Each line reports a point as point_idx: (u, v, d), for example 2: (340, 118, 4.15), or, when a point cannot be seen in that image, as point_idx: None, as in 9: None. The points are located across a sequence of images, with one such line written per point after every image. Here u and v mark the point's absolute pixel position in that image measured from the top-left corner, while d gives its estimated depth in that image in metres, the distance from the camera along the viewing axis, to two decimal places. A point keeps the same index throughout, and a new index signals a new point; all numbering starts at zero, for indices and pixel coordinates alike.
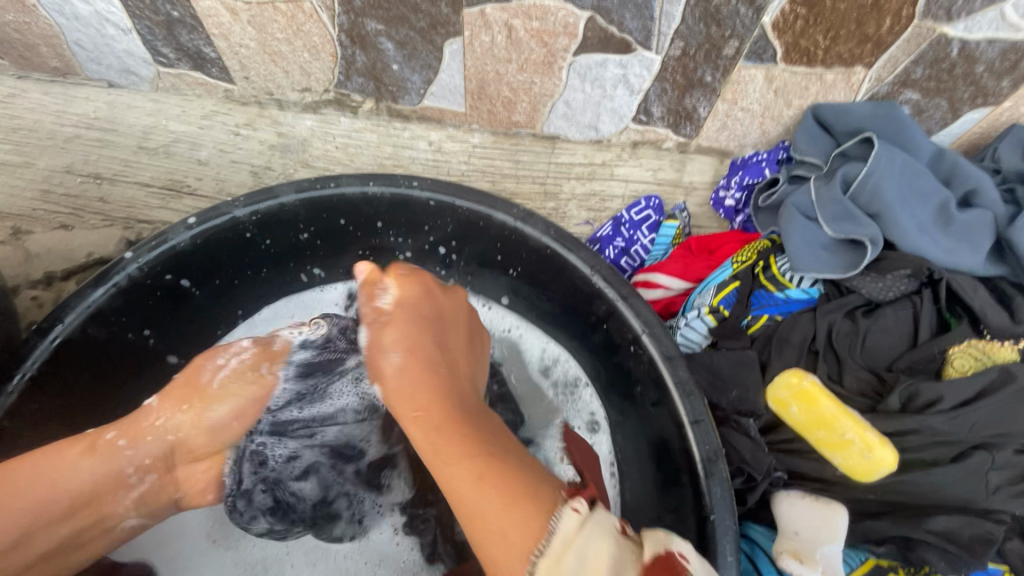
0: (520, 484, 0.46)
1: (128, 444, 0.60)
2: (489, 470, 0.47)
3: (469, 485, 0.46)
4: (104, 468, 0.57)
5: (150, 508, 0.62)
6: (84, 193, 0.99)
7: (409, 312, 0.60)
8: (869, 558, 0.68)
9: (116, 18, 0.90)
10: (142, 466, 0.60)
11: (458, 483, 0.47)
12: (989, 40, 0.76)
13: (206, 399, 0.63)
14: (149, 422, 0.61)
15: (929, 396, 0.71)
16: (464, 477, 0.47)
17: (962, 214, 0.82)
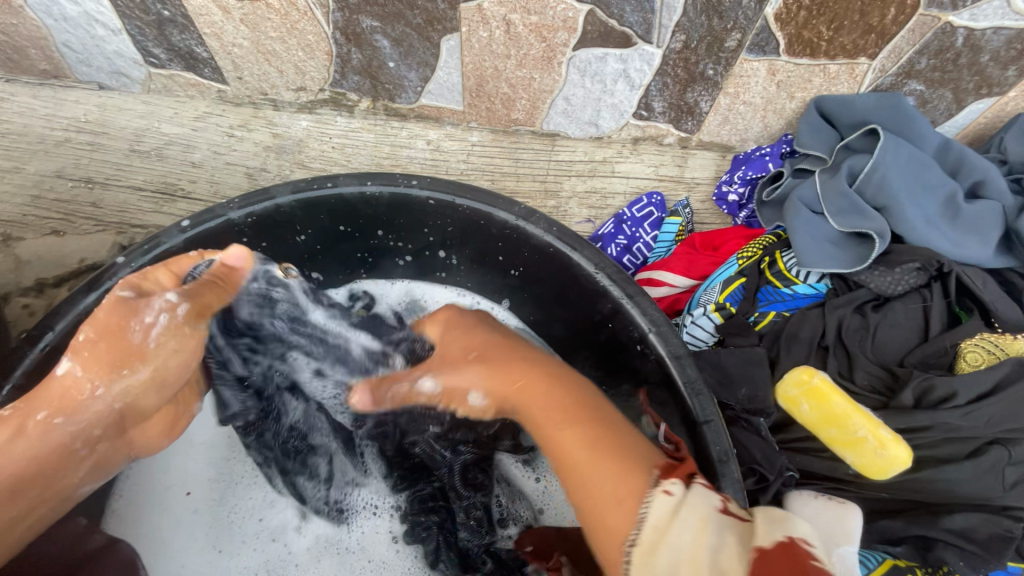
0: (629, 450, 0.48)
1: (56, 416, 0.53)
2: (605, 440, 0.49)
3: (593, 459, 0.47)
4: (42, 446, 0.53)
5: (104, 471, 0.60)
6: (76, 198, 0.97)
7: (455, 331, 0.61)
8: (887, 558, 0.66)
9: (105, 18, 0.88)
10: (90, 438, 0.55)
11: (568, 453, 0.49)
12: (995, 28, 0.75)
13: (143, 360, 0.56)
14: (82, 393, 0.54)
15: (942, 391, 0.69)
16: (569, 446, 0.49)
17: (970, 206, 0.81)
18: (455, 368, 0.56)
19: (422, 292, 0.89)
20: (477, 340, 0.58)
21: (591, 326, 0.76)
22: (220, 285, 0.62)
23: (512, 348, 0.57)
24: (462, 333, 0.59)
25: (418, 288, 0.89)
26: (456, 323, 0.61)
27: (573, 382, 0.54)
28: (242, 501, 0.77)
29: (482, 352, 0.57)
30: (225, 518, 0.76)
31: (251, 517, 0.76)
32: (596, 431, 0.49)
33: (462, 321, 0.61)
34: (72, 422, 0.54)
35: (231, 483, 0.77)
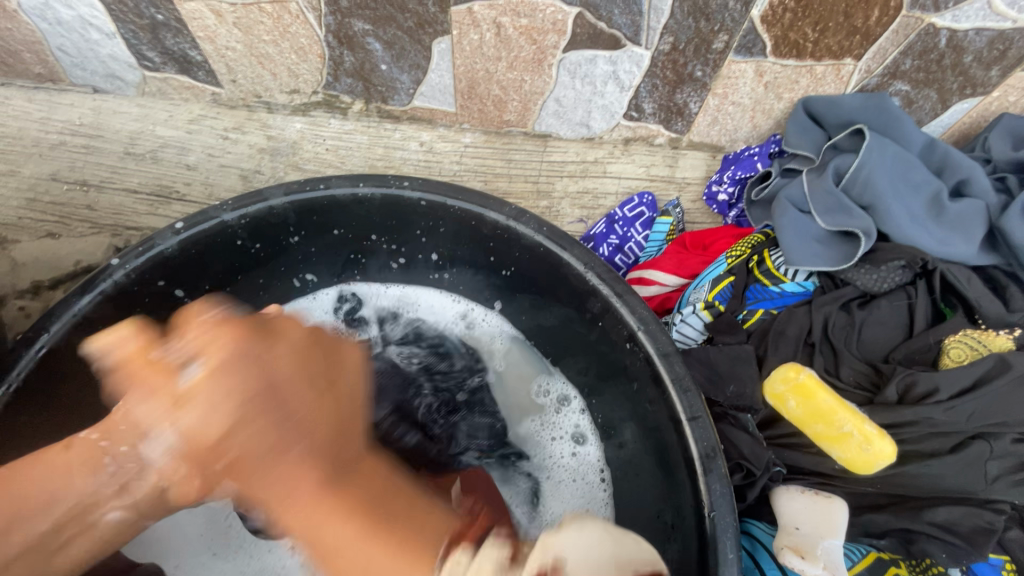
0: (408, 527, 0.42)
1: None
2: (373, 518, 0.42)
3: (353, 543, 0.41)
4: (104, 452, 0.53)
5: (126, 512, 0.56)
6: (71, 201, 0.97)
7: (219, 362, 0.44)
8: (871, 551, 0.66)
9: (99, 23, 0.88)
10: None
11: (327, 533, 0.41)
12: (977, 29, 0.76)
13: None
14: None
15: (925, 387, 0.70)
16: (331, 523, 0.42)
17: (953, 205, 0.82)
18: (206, 442, 0.42)
19: (413, 296, 0.91)
20: (252, 387, 0.44)
21: (582, 325, 0.77)
22: None
23: (288, 377, 0.46)
24: (218, 409, 0.43)
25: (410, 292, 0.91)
26: (228, 381, 0.43)
27: (339, 433, 0.46)
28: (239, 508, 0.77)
29: (250, 440, 0.43)
30: (225, 521, 0.76)
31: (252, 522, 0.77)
32: (360, 509, 0.42)
33: (264, 368, 0.45)
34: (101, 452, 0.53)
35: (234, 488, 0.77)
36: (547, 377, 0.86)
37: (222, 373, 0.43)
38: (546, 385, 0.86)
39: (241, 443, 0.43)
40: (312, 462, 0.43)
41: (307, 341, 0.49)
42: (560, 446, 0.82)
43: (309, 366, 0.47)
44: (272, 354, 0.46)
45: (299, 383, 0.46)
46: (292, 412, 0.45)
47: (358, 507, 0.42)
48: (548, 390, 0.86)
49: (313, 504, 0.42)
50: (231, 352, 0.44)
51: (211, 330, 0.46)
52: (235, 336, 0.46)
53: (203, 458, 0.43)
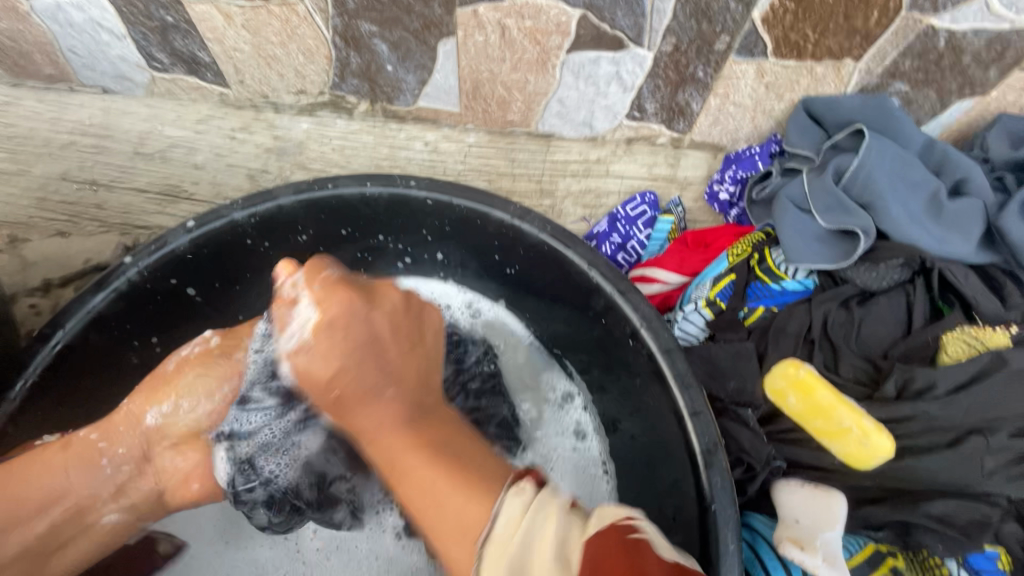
0: (479, 469, 0.49)
1: (100, 437, 0.65)
2: (452, 457, 0.49)
3: (429, 469, 0.48)
4: (79, 470, 0.62)
5: (128, 500, 0.66)
6: (81, 200, 0.99)
7: (342, 307, 0.55)
8: (869, 544, 0.68)
9: (110, 25, 0.90)
10: (118, 457, 0.65)
11: (406, 459, 0.49)
12: (975, 30, 0.77)
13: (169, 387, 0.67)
14: (121, 415, 0.66)
15: (923, 382, 0.72)
16: (410, 453, 0.50)
17: (953, 203, 0.83)
18: (322, 374, 0.53)
19: (420, 294, 0.91)
20: (352, 335, 0.54)
21: (586, 322, 0.78)
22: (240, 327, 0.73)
23: (416, 324, 0.59)
24: (335, 352, 0.53)
25: (415, 289, 0.91)
26: (333, 328, 0.55)
27: (424, 389, 0.56)
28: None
29: (351, 378, 0.53)
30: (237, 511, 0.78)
31: None
32: (441, 451, 0.50)
33: (357, 323, 0.55)
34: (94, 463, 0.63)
35: None
36: (554, 374, 0.87)
37: (330, 325, 0.55)
38: (551, 382, 0.87)
39: (317, 377, 0.53)
40: (401, 408, 0.52)
41: (404, 300, 0.59)
42: (564, 440, 0.84)
43: (400, 330, 0.56)
44: (371, 316, 0.55)
45: (393, 334, 0.56)
46: (387, 361, 0.54)
47: (438, 441, 0.51)
48: (557, 386, 0.87)
49: (398, 441, 0.51)
50: (332, 314, 0.55)
51: (315, 288, 0.58)
52: (342, 293, 0.57)
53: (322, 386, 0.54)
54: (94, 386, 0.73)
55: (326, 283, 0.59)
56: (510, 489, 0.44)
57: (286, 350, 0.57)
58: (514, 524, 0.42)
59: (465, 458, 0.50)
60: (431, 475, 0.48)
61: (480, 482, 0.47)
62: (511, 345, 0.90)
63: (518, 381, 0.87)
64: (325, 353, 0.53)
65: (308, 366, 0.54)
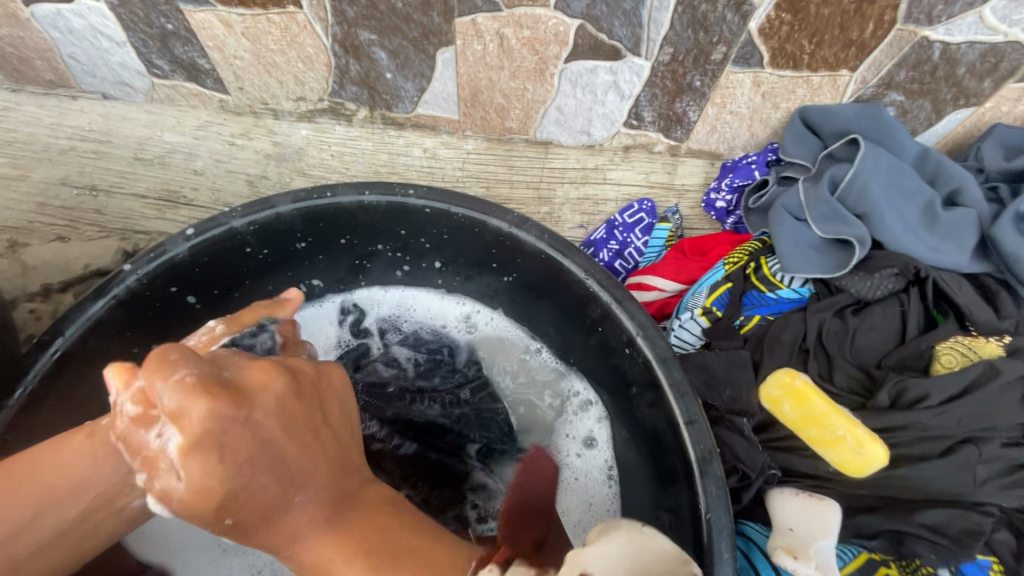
0: (428, 558, 0.47)
1: (126, 427, 0.55)
2: (388, 544, 0.48)
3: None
4: (104, 462, 0.53)
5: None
6: (80, 205, 0.99)
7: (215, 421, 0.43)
8: (862, 553, 0.67)
9: (110, 32, 0.90)
10: None
11: (337, 570, 0.47)
12: (970, 42, 0.78)
13: None
14: None
15: (916, 392, 0.72)
16: (340, 559, 0.47)
17: (947, 214, 0.84)
18: (267, 506, 0.46)
19: (415, 302, 0.93)
20: (255, 443, 0.45)
21: (582, 329, 0.79)
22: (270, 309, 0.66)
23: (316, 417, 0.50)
24: (211, 472, 0.42)
25: (410, 298, 0.93)
26: (215, 441, 0.43)
27: (342, 483, 0.50)
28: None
29: (253, 502, 0.44)
30: None
31: None
32: (371, 549, 0.47)
33: (254, 433, 0.45)
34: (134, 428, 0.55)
35: None
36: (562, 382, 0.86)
37: (205, 439, 0.43)
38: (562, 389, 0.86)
39: (198, 495, 0.43)
40: (320, 504, 0.48)
41: (286, 388, 0.48)
42: (572, 443, 0.82)
43: (294, 421, 0.48)
44: (252, 418, 0.45)
45: (289, 437, 0.47)
46: (303, 481, 0.47)
47: (371, 541, 0.48)
48: (573, 393, 0.85)
49: (321, 527, 0.48)
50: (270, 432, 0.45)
51: (264, 398, 0.46)
52: (207, 395, 0.43)
53: (209, 512, 0.44)
54: (92, 393, 0.73)
55: (189, 381, 0.44)
56: (476, 574, 0.46)
57: (158, 474, 0.44)
58: None
59: (406, 542, 0.48)
60: None
61: (440, 567, 0.47)
62: (518, 356, 0.88)
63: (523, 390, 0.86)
64: (208, 473, 0.43)
65: (181, 494, 0.43)
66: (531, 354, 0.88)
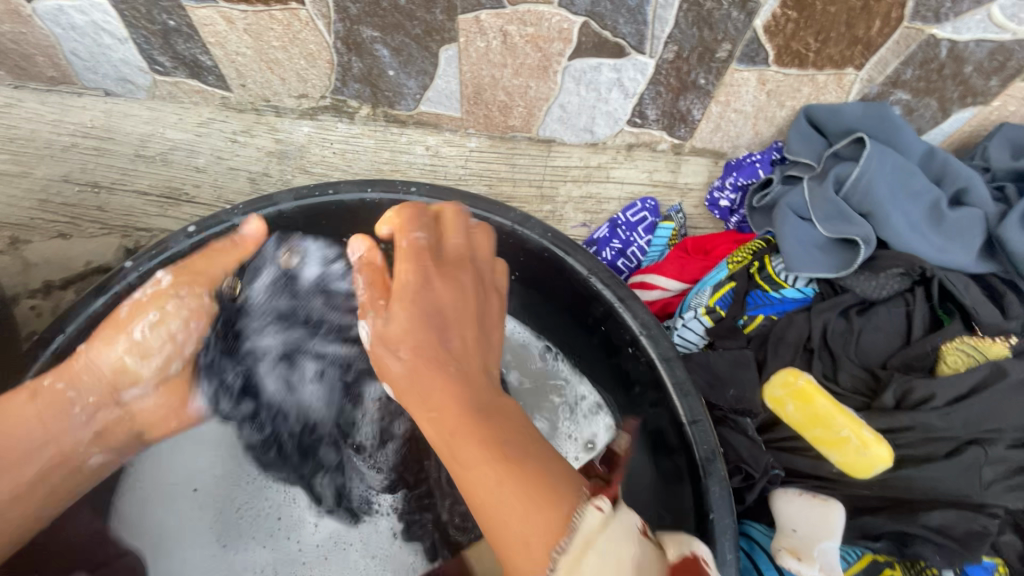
0: (543, 476, 0.48)
1: (66, 385, 0.62)
2: (507, 449, 0.50)
3: (483, 461, 0.49)
4: (51, 415, 0.61)
5: (111, 442, 0.67)
6: (82, 202, 0.99)
7: (416, 280, 0.62)
8: (866, 554, 0.70)
9: (112, 28, 0.90)
10: (88, 403, 0.64)
11: (461, 450, 0.51)
12: (977, 40, 0.77)
13: (122, 328, 0.65)
14: (84, 362, 0.63)
15: (922, 393, 0.72)
16: (465, 443, 0.51)
17: (953, 213, 0.83)
18: (422, 350, 0.58)
19: None
20: (428, 306, 0.61)
21: (586, 328, 0.78)
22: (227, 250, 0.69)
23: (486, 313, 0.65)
24: (406, 319, 0.60)
25: None
26: (405, 299, 0.61)
27: (489, 383, 0.58)
28: (255, 501, 0.78)
29: (410, 361, 0.58)
30: (234, 514, 0.77)
31: (263, 516, 0.78)
32: (499, 444, 0.50)
33: (426, 294, 0.62)
34: (75, 388, 0.63)
35: (238, 485, 0.78)
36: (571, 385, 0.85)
37: (402, 296, 0.62)
38: (569, 390, 0.85)
39: (394, 330, 0.60)
40: (468, 382, 0.56)
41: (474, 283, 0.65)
42: (572, 446, 0.81)
43: (433, 313, 0.61)
44: (436, 285, 0.63)
45: (462, 313, 0.62)
46: (455, 355, 0.58)
47: (495, 432, 0.51)
48: (579, 399, 0.84)
49: (439, 401, 0.54)
50: (444, 301, 0.62)
51: (435, 280, 0.63)
52: (414, 267, 0.63)
53: (385, 342, 0.60)
54: None
55: (409, 249, 0.64)
56: (588, 505, 0.47)
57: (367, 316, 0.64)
58: (591, 539, 0.45)
59: (526, 460, 0.49)
60: (484, 467, 0.49)
61: (548, 494, 0.47)
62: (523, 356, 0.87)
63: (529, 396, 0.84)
64: (402, 318, 0.60)
65: (389, 331, 0.60)
66: (543, 357, 0.87)
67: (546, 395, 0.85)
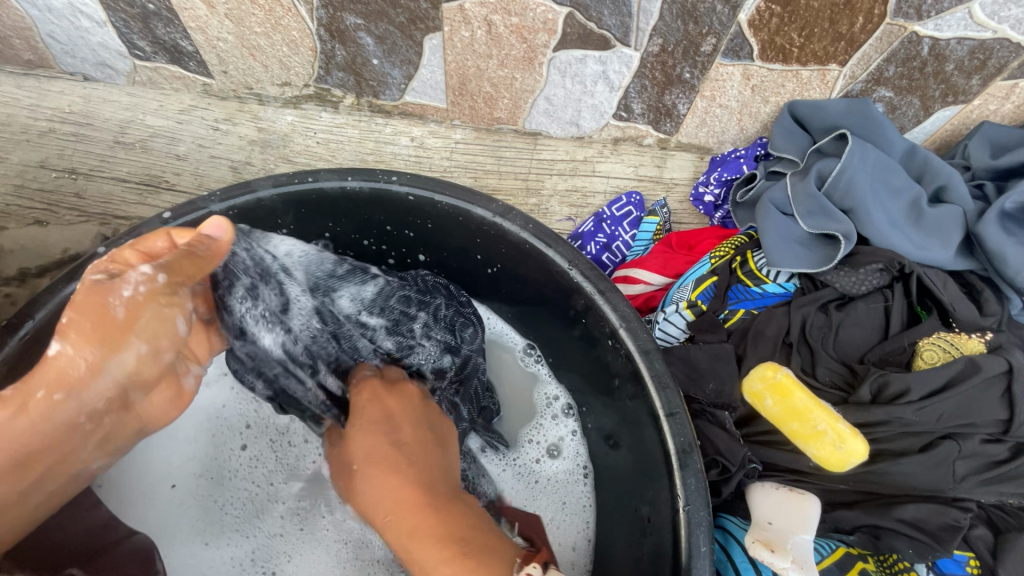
0: (479, 542, 0.50)
1: (64, 395, 0.52)
2: (449, 514, 0.52)
3: (427, 541, 0.50)
4: (45, 427, 0.52)
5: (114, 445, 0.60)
6: (59, 188, 0.97)
7: (372, 408, 0.65)
8: (840, 547, 0.68)
9: (90, 10, 0.88)
10: (94, 412, 0.55)
11: (419, 547, 0.50)
12: (959, 38, 0.78)
13: (119, 331, 0.53)
14: (65, 365, 0.52)
15: (897, 387, 0.72)
16: (421, 538, 0.50)
17: (932, 210, 0.84)
18: (375, 456, 0.59)
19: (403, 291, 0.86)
20: (383, 419, 0.63)
21: (566, 322, 0.78)
22: (199, 258, 0.57)
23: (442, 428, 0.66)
24: (362, 435, 0.63)
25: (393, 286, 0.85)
26: (361, 420, 0.64)
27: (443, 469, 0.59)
28: (237, 494, 0.77)
29: (365, 473, 0.58)
30: (214, 508, 0.76)
31: (234, 511, 0.76)
32: (440, 513, 0.52)
33: (381, 411, 0.64)
34: (77, 396, 0.53)
35: (220, 479, 0.77)
36: (547, 385, 0.87)
37: (357, 419, 0.65)
38: (546, 394, 0.87)
39: (358, 447, 0.62)
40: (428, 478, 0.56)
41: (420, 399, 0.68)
42: (535, 448, 0.83)
43: (392, 420, 0.63)
44: (387, 402, 0.66)
45: (416, 423, 0.63)
46: (412, 449, 0.59)
47: (447, 517, 0.52)
48: (553, 399, 0.86)
49: (399, 498, 0.54)
50: (392, 409, 0.64)
51: (386, 398, 0.66)
52: (367, 395, 0.68)
53: (351, 461, 0.62)
54: None
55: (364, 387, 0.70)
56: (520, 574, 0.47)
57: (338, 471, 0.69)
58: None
59: (464, 528, 0.51)
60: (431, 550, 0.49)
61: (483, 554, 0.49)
62: (508, 359, 0.90)
63: (507, 395, 0.87)
64: (360, 432, 0.63)
65: (352, 451, 0.62)
66: (523, 357, 0.89)
67: (522, 395, 0.87)
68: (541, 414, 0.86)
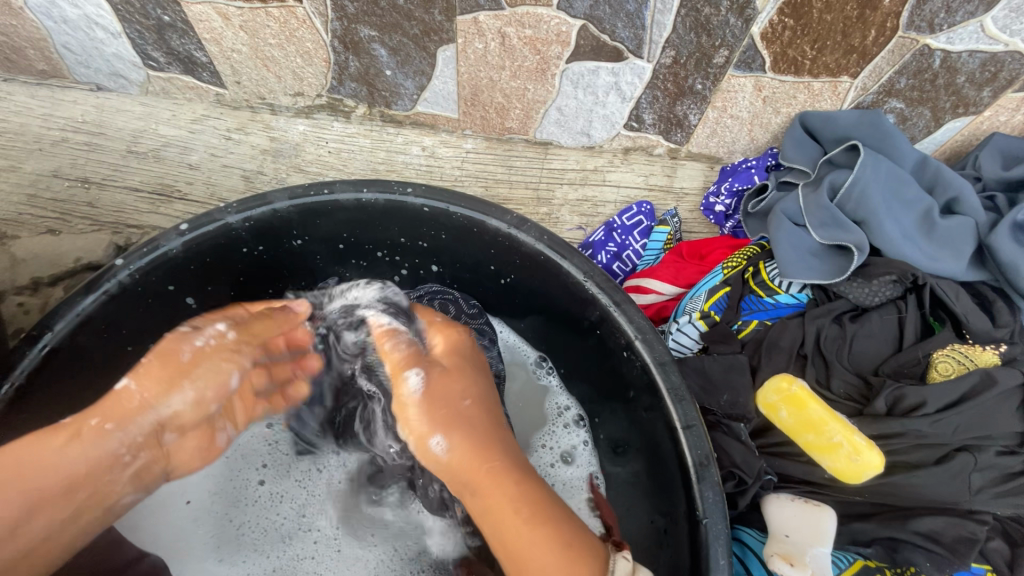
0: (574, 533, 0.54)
1: (115, 426, 0.55)
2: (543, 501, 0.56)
3: (532, 527, 0.53)
4: (91, 453, 0.54)
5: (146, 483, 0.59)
6: (72, 197, 0.98)
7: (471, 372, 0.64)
8: (858, 559, 0.67)
9: (105, 22, 0.89)
10: (134, 446, 0.56)
11: (524, 533, 0.52)
12: (970, 51, 0.78)
13: (184, 375, 0.58)
14: (132, 401, 0.56)
15: (913, 400, 0.72)
16: (528, 528, 0.53)
17: (944, 221, 0.84)
18: (487, 425, 0.59)
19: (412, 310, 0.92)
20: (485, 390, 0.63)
21: (581, 332, 0.78)
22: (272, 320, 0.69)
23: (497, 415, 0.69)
24: (468, 394, 0.61)
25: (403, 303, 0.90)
26: (463, 376, 0.62)
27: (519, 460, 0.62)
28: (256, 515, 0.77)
29: (470, 414, 0.59)
30: (231, 525, 0.76)
31: (252, 528, 0.76)
32: (541, 499, 0.55)
33: (479, 379, 0.64)
34: (121, 427, 0.55)
35: (238, 499, 0.77)
36: (558, 395, 0.88)
37: (458, 373, 0.63)
38: (558, 404, 0.87)
39: (466, 406, 0.60)
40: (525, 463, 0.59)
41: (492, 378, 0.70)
42: (548, 453, 0.83)
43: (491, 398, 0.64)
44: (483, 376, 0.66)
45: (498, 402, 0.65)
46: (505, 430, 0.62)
47: (546, 509, 0.54)
48: (564, 409, 0.86)
49: (513, 473, 0.56)
50: (490, 385, 0.66)
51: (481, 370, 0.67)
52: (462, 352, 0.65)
53: (451, 419, 0.59)
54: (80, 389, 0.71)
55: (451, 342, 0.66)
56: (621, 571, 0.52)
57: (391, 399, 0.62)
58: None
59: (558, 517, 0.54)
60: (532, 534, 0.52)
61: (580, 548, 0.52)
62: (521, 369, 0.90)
63: (519, 403, 0.87)
64: (463, 394, 0.61)
65: (449, 411, 0.59)
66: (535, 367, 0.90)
67: (534, 405, 0.87)
68: (553, 422, 0.86)
